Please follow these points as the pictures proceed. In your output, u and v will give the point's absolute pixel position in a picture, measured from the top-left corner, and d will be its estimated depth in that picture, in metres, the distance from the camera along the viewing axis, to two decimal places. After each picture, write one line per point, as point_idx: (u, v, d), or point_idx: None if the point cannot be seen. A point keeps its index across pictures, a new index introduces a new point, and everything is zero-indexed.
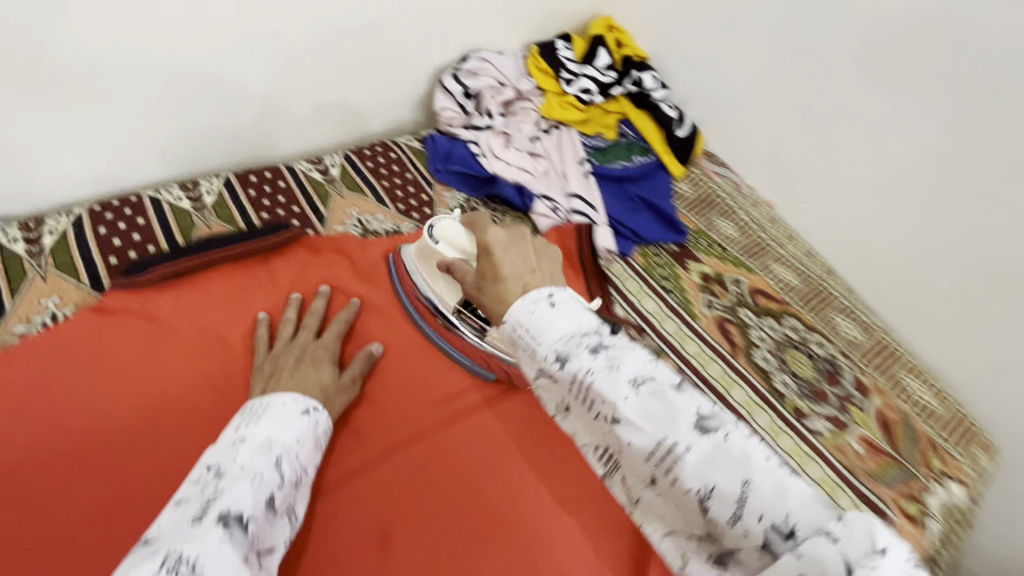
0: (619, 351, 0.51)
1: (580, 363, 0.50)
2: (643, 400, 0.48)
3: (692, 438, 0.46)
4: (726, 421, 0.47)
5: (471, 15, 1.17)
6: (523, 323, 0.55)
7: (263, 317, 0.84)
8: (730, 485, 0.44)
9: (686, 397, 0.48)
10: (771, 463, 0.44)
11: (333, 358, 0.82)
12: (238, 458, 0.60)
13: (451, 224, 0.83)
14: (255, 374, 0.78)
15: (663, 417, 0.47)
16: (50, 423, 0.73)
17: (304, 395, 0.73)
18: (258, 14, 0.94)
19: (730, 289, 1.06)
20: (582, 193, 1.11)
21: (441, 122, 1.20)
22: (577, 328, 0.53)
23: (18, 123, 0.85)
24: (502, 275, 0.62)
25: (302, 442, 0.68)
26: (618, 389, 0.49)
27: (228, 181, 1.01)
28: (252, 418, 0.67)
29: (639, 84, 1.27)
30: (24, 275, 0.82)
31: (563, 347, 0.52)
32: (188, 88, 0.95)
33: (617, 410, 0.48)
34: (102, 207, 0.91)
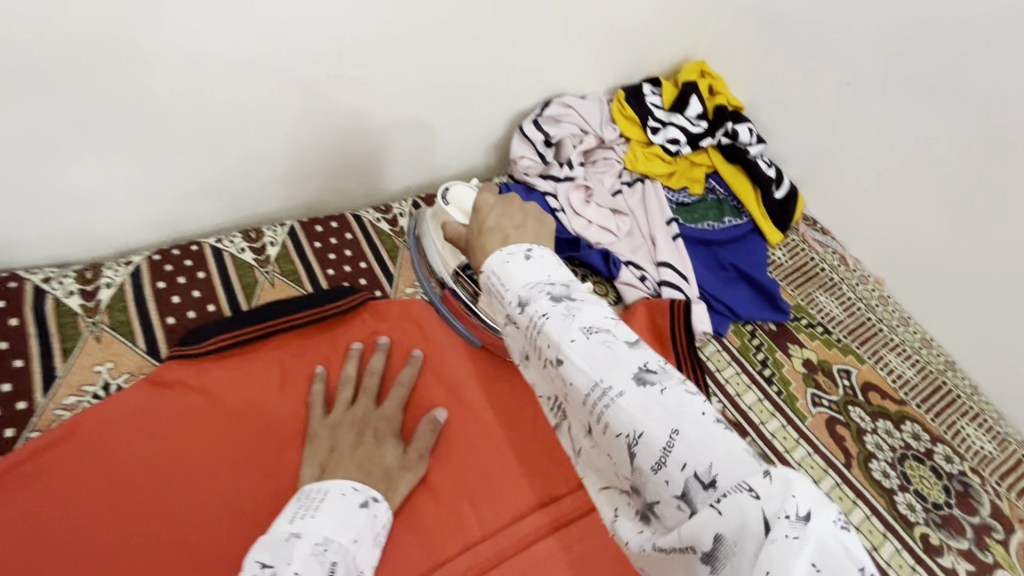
0: (581, 302, 0.47)
1: (538, 306, 0.46)
2: (591, 344, 0.43)
3: (626, 386, 0.41)
4: (671, 376, 0.42)
5: (558, 58, 1.08)
6: (494, 270, 0.51)
7: (319, 371, 0.75)
8: (658, 435, 0.39)
9: (636, 351, 0.43)
10: (707, 420, 0.39)
11: (396, 431, 0.71)
12: (291, 562, 0.49)
13: (464, 190, 0.79)
14: (310, 447, 0.68)
15: (606, 363, 0.43)
16: (81, 510, 0.63)
17: (365, 483, 0.63)
18: (337, 61, 0.86)
19: (839, 382, 0.93)
20: (672, 260, 1.01)
21: (517, 170, 1.10)
22: (543, 276, 0.49)
23: (83, 171, 0.78)
24: (483, 229, 0.58)
25: (361, 541, 0.57)
26: (567, 332, 0.44)
27: (292, 230, 0.93)
28: (307, 508, 0.57)
29: (733, 136, 1.15)
30: (77, 335, 0.75)
31: (524, 292, 0.48)
32: (259, 132, 0.88)
33: (563, 353, 0.44)
34: (162, 256, 0.85)
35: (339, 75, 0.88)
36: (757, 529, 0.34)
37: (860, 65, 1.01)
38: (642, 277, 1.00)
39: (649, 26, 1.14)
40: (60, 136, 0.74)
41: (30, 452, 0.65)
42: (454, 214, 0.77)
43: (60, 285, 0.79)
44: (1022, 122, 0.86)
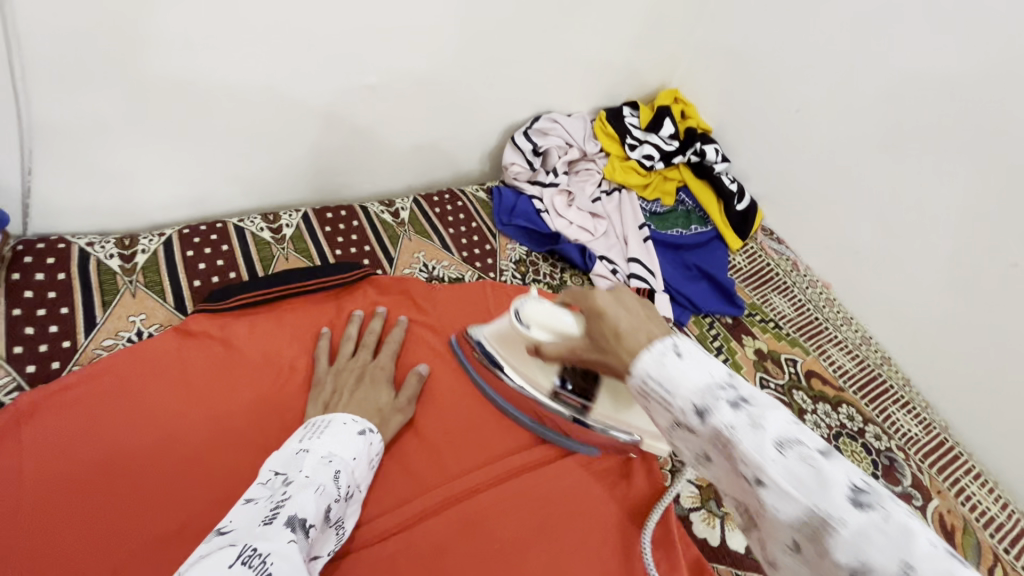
0: (763, 406, 0.44)
1: (722, 417, 0.44)
2: (791, 463, 0.41)
3: (846, 512, 0.38)
4: (885, 497, 0.39)
5: (548, 80, 1.23)
6: (651, 375, 0.49)
7: (325, 331, 0.87)
8: (887, 568, 0.36)
9: (837, 464, 0.41)
10: (939, 554, 0.36)
11: (390, 377, 0.82)
12: (302, 468, 0.61)
13: (536, 305, 0.73)
14: (317, 389, 0.79)
15: (814, 485, 0.40)
16: (114, 429, 0.73)
17: (363, 416, 0.73)
18: (354, 70, 1.00)
19: (785, 368, 1.05)
20: (642, 257, 1.14)
21: (507, 175, 1.24)
22: (709, 378, 0.46)
23: (129, 153, 0.91)
24: (620, 333, 0.56)
25: (359, 459, 0.68)
26: (764, 449, 0.42)
27: (306, 215, 1.06)
28: (314, 431, 0.68)
29: (701, 155, 1.29)
30: (115, 289, 0.86)
31: (699, 400, 0.45)
32: (285, 127, 1.01)
33: (762, 472, 0.41)
34: (191, 230, 0.97)
35: (357, 83, 1.02)
36: None
37: (809, 96, 1.17)
38: (614, 271, 1.13)
39: (630, 56, 1.30)
40: (117, 121, 0.86)
41: (70, 380, 0.75)
42: (541, 333, 0.71)
43: (103, 248, 0.90)
44: (940, 147, 1.00)
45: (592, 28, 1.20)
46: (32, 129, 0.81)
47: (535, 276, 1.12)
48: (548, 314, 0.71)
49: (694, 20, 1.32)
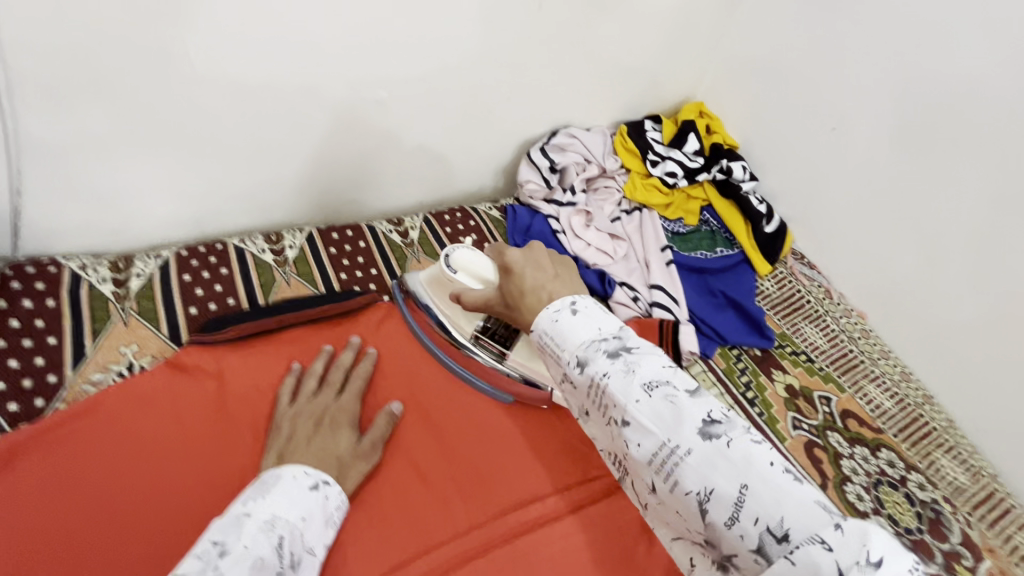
0: (638, 356, 0.48)
1: (599, 366, 0.48)
2: (654, 402, 0.45)
3: (694, 441, 0.43)
4: (734, 426, 0.43)
5: (566, 93, 1.17)
6: (547, 331, 0.55)
7: (294, 365, 0.81)
8: (726, 488, 0.41)
9: (698, 401, 0.45)
10: (776, 472, 0.40)
11: (353, 421, 0.76)
12: (240, 538, 0.53)
13: (467, 253, 0.80)
14: (273, 433, 0.73)
15: (671, 422, 0.44)
16: (92, 469, 0.68)
17: (316, 467, 0.66)
18: (362, 84, 0.95)
19: (819, 408, 0.98)
20: (664, 284, 1.07)
21: (522, 193, 1.18)
22: (595, 334, 0.52)
23: (125, 171, 0.86)
24: (525, 289, 0.63)
25: (310, 519, 0.61)
26: (630, 392, 0.46)
27: (310, 235, 1.00)
28: (260, 490, 0.60)
29: (727, 173, 1.22)
30: (107, 317, 0.82)
31: (582, 354, 0.51)
32: (289, 144, 0.96)
33: (627, 412, 0.46)
34: (189, 252, 0.92)
35: (366, 97, 0.97)
36: None
37: (846, 113, 1.09)
38: (634, 297, 1.06)
39: (652, 68, 1.23)
40: (112, 138, 0.81)
41: (59, 418, 0.70)
42: (467, 279, 0.78)
43: (96, 272, 0.86)
44: (992, 171, 0.93)
45: (613, 39, 1.13)
46: (20, 147, 0.76)
47: None
48: (477, 262, 0.78)
49: (720, 32, 1.25)
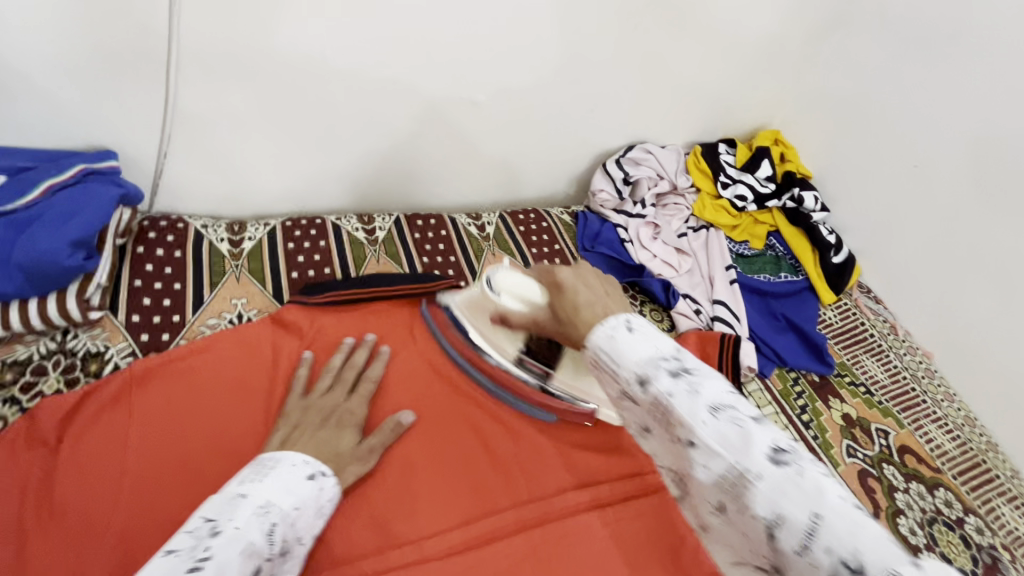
0: (701, 377, 0.47)
1: (662, 385, 0.47)
2: (721, 425, 0.44)
3: (764, 467, 0.42)
4: (803, 456, 0.42)
5: (648, 110, 1.22)
6: (603, 348, 0.52)
7: (307, 356, 0.81)
8: (799, 517, 0.39)
9: (765, 428, 0.44)
10: (848, 504, 0.39)
11: (359, 423, 0.75)
12: (233, 519, 0.52)
13: (508, 274, 0.77)
14: (280, 420, 0.73)
15: (739, 445, 0.43)
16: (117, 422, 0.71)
17: (316, 458, 0.65)
18: (464, 87, 1.03)
19: (875, 440, 0.97)
20: (727, 300, 1.10)
21: (594, 202, 1.23)
22: (654, 351, 0.49)
23: (250, 146, 0.96)
24: (579, 307, 0.57)
25: (303, 509, 0.59)
26: (696, 413, 0.45)
27: (398, 221, 1.09)
28: (257, 473, 0.59)
29: (799, 202, 1.25)
30: (223, 272, 0.92)
31: (643, 369, 0.48)
32: (391, 136, 1.05)
33: (694, 434, 0.45)
34: (293, 224, 1.02)
35: (464, 98, 1.05)
36: None
37: (930, 153, 1.09)
38: (697, 310, 1.09)
39: (733, 94, 1.27)
40: (247, 115, 0.92)
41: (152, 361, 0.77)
42: (509, 301, 0.75)
43: (214, 232, 0.96)
44: None
45: (699, 63, 1.18)
46: (175, 116, 0.88)
47: None
48: (519, 284, 0.75)
49: (804, 65, 1.27)
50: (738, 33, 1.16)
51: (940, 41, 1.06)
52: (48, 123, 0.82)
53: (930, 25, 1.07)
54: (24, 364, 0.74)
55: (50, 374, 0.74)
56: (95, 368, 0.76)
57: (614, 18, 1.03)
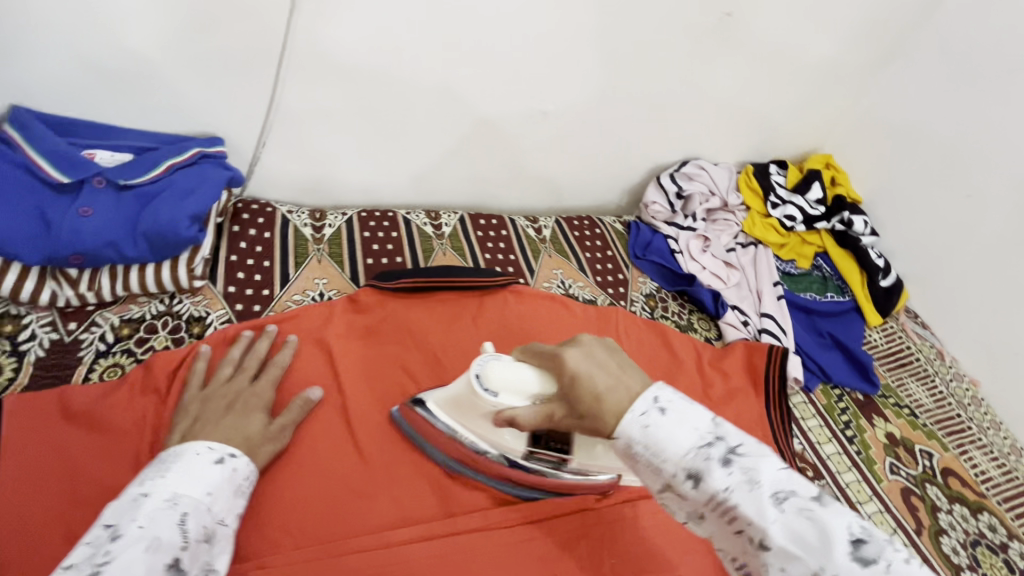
0: (753, 461, 0.47)
1: (718, 481, 0.46)
2: (789, 519, 0.44)
3: (849, 566, 0.42)
4: (880, 542, 0.43)
5: (706, 129, 1.27)
6: (637, 440, 0.49)
7: (202, 351, 0.78)
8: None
9: (834, 513, 0.44)
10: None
11: (265, 404, 0.74)
12: (136, 518, 0.53)
13: (498, 364, 0.66)
14: (179, 415, 0.72)
15: (815, 541, 0.43)
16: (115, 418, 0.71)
17: (220, 443, 0.66)
18: (537, 99, 1.10)
19: (920, 460, 0.99)
20: (775, 314, 1.14)
21: (646, 213, 1.28)
22: (696, 438, 0.48)
23: (338, 141, 1.04)
24: (604, 401, 0.52)
25: (216, 494, 0.61)
26: (764, 510, 0.45)
27: (462, 219, 1.16)
28: (159, 470, 0.60)
29: (848, 224, 1.28)
30: (307, 254, 1.00)
31: (692, 464, 0.47)
32: (464, 139, 1.12)
33: (766, 534, 0.44)
34: (368, 215, 1.09)
35: (536, 108, 1.11)
36: None
37: (988, 184, 1.12)
38: (744, 322, 1.13)
39: (788, 117, 1.30)
40: (340, 113, 1.00)
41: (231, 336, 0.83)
42: (512, 397, 0.64)
43: (298, 217, 1.05)
44: None
45: (759, 86, 1.22)
46: (277, 111, 0.96)
47: (663, 313, 1.13)
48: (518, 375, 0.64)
49: (861, 92, 1.30)
50: (801, 59, 1.19)
51: (1004, 77, 1.08)
52: (166, 111, 0.91)
53: (994, 61, 1.09)
54: (138, 322, 0.83)
55: (159, 333, 0.83)
56: (198, 330, 0.85)
57: (684, 41, 1.09)
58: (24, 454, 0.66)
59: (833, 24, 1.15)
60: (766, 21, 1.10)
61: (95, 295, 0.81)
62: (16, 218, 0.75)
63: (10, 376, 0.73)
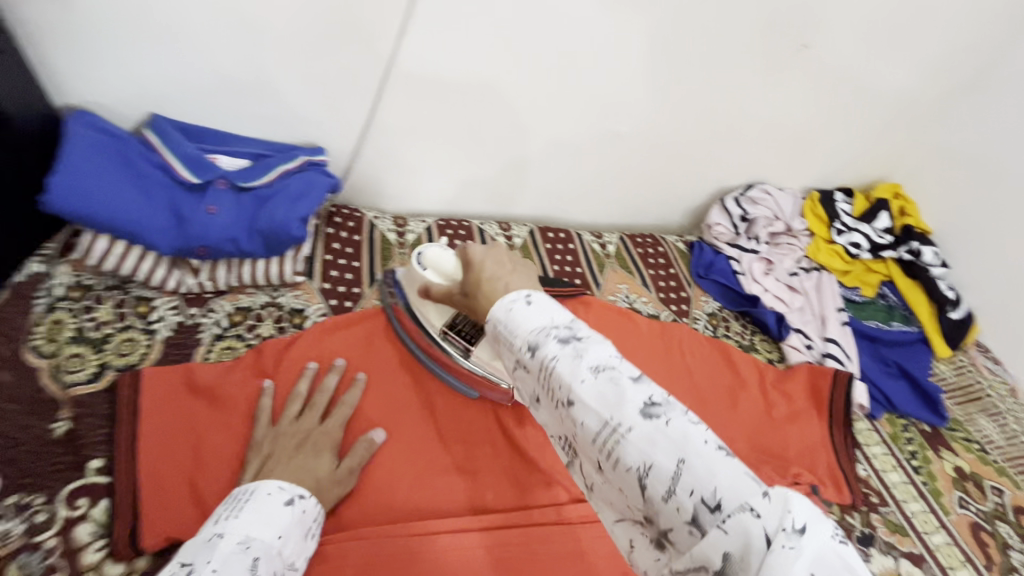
0: (590, 342, 0.46)
1: (548, 350, 0.45)
2: (599, 383, 0.42)
3: (633, 420, 0.40)
4: (674, 407, 0.41)
5: (773, 154, 1.29)
6: (501, 321, 0.51)
7: (268, 386, 0.79)
8: (664, 463, 0.38)
9: (644, 386, 0.43)
10: (710, 449, 0.38)
11: (334, 445, 0.74)
12: (211, 559, 0.50)
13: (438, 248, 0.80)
14: (253, 451, 0.72)
15: (613, 400, 0.41)
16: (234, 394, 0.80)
17: (292, 483, 0.64)
18: (611, 121, 1.15)
19: (989, 496, 0.97)
20: (839, 339, 1.14)
21: (709, 234, 1.30)
22: (549, 322, 0.48)
23: (424, 154, 1.12)
24: (481, 278, 0.59)
25: (286, 537, 0.58)
26: (577, 372, 0.43)
27: (532, 231, 1.22)
28: (233, 509, 0.58)
29: (916, 255, 1.27)
30: (391, 257, 1.07)
31: (534, 338, 0.47)
32: (538, 156, 1.18)
33: (573, 393, 0.43)
34: (446, 223, 1.17)
35: (609, 129, 1.16)
36: (759, 547, 0.33)
37: None
38: (808, 345, 1.14)
39: (857, 145, 1.31)
40: (430, 129, 1.08)
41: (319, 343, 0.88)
42: (433, 272, 0.79)
43: (384, 223, 1.12)
44: None
45: (831, 114, 1.24)
46: (374, 125, 1.05)
47: (725, 332, 1.16)
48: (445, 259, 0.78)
49: (935, 124, 1.30)
50: (875, 89, 1.21)
51: None
52: (279, 123, 1.01)
53: None
54: (248, 310, 0.92)
55: (266, 322, 0.91)
56: (299, 321, 0.93)
57: (760, 69, 1.12)
58: (159, 419, 0.75)
59: (910, 57, 1.16)
60: (843, 52, 1.13)
61: (212, 284, 0.91)
62: (156, 211, 0.85)
63: (144, 351, 0.82)
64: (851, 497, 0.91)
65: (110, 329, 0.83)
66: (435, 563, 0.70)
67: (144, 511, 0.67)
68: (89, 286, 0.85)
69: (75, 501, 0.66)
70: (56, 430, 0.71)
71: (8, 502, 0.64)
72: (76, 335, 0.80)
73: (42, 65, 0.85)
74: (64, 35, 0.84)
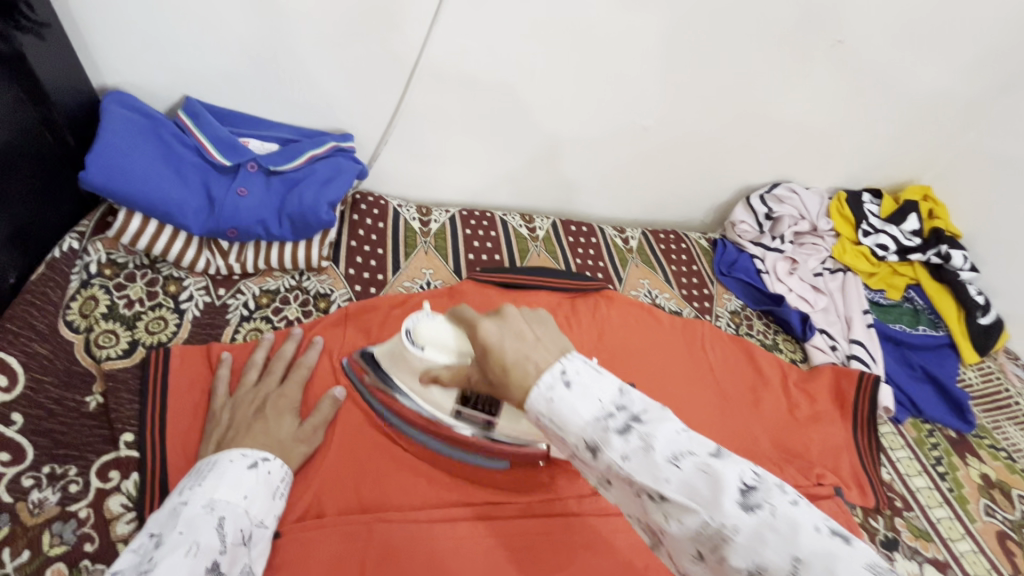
0: (653, 426, 0.44)
1: (614, 449, 0.43)
2: (686, 475, 0.42)
3: (736, 516, 0.40)
4: (770, 490, 0.41)
5: (800, 153, 1.27)
6: (544, 412, 0.47)
7: (226, 356, 0.78)
8: (779, 564, 0.38)
9: (728, 465, 0.42)
10: (823, 536, 0.38)
11: (295, 406, 0.76)
12: (176, 526, 0.55)
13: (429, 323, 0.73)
14: (211, 424, 0.72)
15: (708, 493, 0.41)
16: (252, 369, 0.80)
17: (253, 448, 0.67)
18: (636, 116, 1.14)
19: (1017, 505, 0.96)
20: (864, 341, 1.13)
21: (733, 232, 1.29)
22: (598, 408, 0.46)
23: (450, 144, 1.12)
24: (506, 367, 0.50)
25: (253, 497, 0.63)
26: (658, 470, 0.42)
27: (555, 224, 1.22)
28: (196, 478, 0.62)
29: (945, 259, 1.24)
30: (415, 245, 1.07)
31: (591, 435, 0.45)
32: (563, 148, 1.17)
33: (659, 490, 0.42)
34: (468, 213, 1.17)
35: (635, 124, 1.15)
36: None
37: None
38: (833, 347, 1.13)
39: (887, 146, 1.29)
40: (456, 119, 1.08)
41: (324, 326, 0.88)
42: (438, 354, 0.72)
43: (408, 211, 1.12)
44: None
45: (861, 113, 1.22)
46: (401, 113, 1.05)
47: (748, 330, 1.15)
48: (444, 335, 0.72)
49: (970, 125, 1.27)
50: (909, 87, 1.18)
51: None
52: (307, 109, 1.01)
53: None
54: (274, 294, 0.92)
55: (292, 305, 0.92)
56: (324, 306, 0.94)
57: (792, 66, 1.10)
58: (185, 393, 0.76)
59: (945, 57, 1.14)
60: (879, 49, 1.11)
61: (241, 266, 0.92)
62: (188, 191, 0.85)
63: (174, 330, 0.84)
64: (875, 500, 0.90)
65: (141, 307, 0.84)
66: (456, 547, 0.71)
67: (171, 486, 0.69)
68: (121, 264, 0.87)
69: (107, 474, 0.69)
70: (90, 404, 0.75)
71: (45, 471, 0.67)
72: (108, 312, 0.82)
73: (81, 45, 0.86)
74: (99, 20, 0.85)
